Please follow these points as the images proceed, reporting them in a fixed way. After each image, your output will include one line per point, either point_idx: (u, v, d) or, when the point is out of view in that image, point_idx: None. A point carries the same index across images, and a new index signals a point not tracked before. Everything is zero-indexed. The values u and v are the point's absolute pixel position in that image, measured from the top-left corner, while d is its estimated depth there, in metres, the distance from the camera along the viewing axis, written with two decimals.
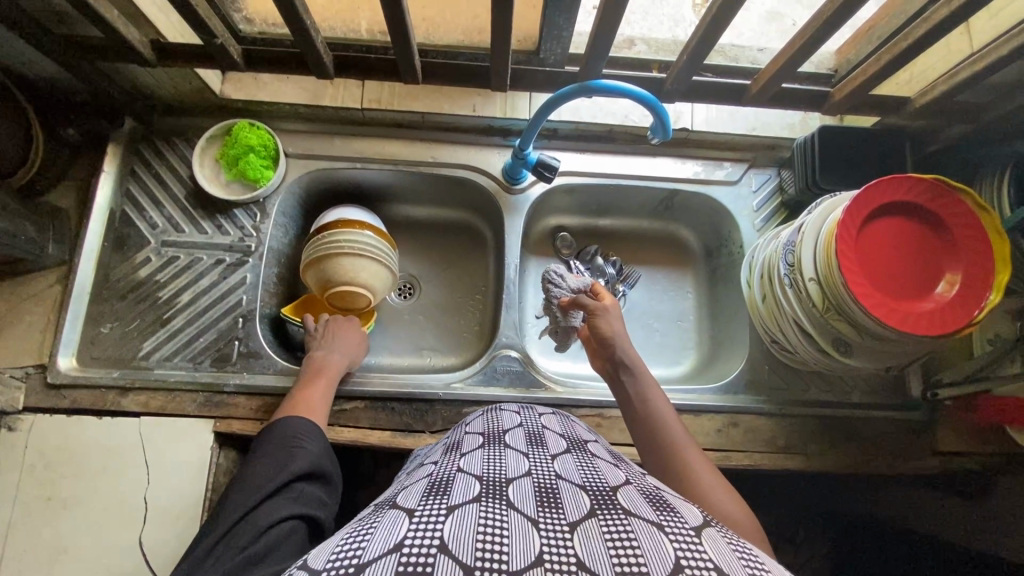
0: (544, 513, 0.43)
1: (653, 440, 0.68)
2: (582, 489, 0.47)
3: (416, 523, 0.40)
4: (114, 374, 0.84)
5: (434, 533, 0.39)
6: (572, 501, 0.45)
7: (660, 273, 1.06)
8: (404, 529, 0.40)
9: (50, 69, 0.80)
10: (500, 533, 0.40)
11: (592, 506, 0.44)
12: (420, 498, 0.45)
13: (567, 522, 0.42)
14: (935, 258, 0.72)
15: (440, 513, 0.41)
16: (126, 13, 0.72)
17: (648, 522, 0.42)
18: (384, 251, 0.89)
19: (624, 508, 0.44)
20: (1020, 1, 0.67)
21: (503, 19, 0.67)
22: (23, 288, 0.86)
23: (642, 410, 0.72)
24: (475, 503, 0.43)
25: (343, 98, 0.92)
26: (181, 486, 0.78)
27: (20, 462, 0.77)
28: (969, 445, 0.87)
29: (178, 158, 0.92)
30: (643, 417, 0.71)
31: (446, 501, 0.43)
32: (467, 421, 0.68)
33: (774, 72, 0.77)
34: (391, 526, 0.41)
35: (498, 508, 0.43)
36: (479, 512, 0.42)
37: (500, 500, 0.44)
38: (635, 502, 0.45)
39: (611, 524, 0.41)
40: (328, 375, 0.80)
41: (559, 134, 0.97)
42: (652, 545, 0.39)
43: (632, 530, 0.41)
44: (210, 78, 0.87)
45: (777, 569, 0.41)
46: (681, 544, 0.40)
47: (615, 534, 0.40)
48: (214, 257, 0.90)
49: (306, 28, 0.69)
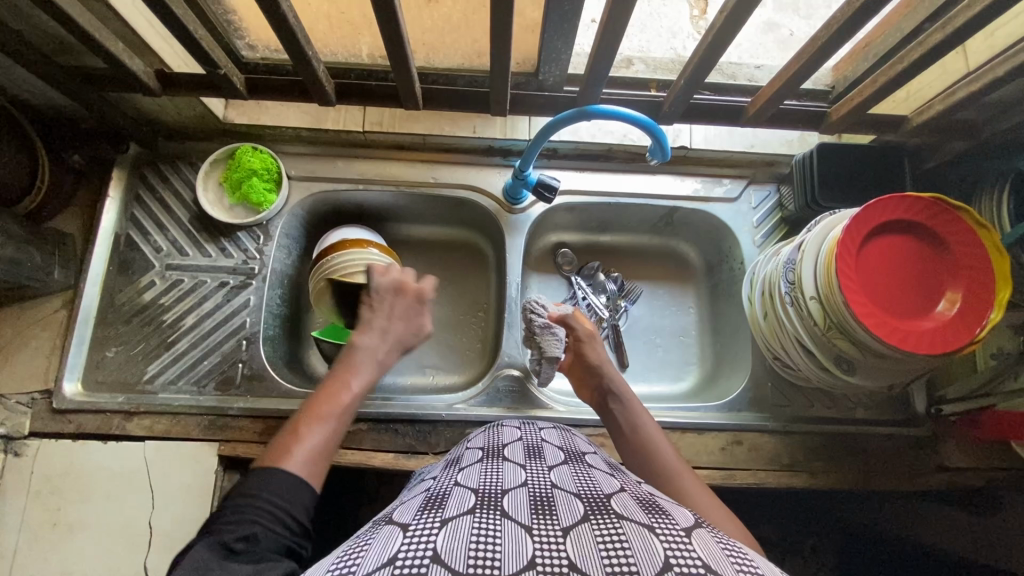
0: (538, 520, 0.43)
1: (646, 460, 0.68)
2: (577, 497, 0.47)
3: (410, 537, 0.40)
4: (119, 398, 0.84)
5: (427, 545, 0.39)
6: (566, 509, 0.45)
7: (661, 289, 1.06)
8: (399, 543, 0.40)
9: (56, 96, 0.82)
10: (493, 542, 0.40)
11: (585, 512, 0.44)
12: (416, 512, 0.45)
13: (560, 528, 0.42)
14: (925, 274, 0.72)
15: (434, 526, 0.41)
16: (132, 44, 0.73)
17: (639, 524, 0.42)
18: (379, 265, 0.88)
19: (617, 513, 0.44)
20: (1013, 22, 0.68)
21: (502, 46, 0.68)
22: (30, 313, 0.87)
23: (633, 432, 0.73)
24: (470, 515, 0.43)
25: (345, 122, 0.93)
26: (187, 510, 0.78)
27: (27, 486, 0.78)
28: (973, 461, 0.87)
29: (183, 182, 0.93)
30: (635, 441, 0.72)
31: (441, 514, 0.44)
32: (467, 437, 0.67)
33: (772, 93, 0.78)
34: (387, 541, 0.41)
35: (492, 518, 0.43)
36: (474, 522, 0.42)
37: (495, 511, 0.44)
38: (628, 507, 0.45)
39: (603, 528, 0.41)
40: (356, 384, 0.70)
41: (559, 154, 0.98)
42: (642, 546, 0.39)
43: (624, 532, 0.41)
44: (213, 105, 0.88)
45: (768, 569, 0.40)
46: (670, 545, 0.40)
47: (606, 537, 0.40)
48: (218, 280, 0.91)
49: (308, 58, 0.70)
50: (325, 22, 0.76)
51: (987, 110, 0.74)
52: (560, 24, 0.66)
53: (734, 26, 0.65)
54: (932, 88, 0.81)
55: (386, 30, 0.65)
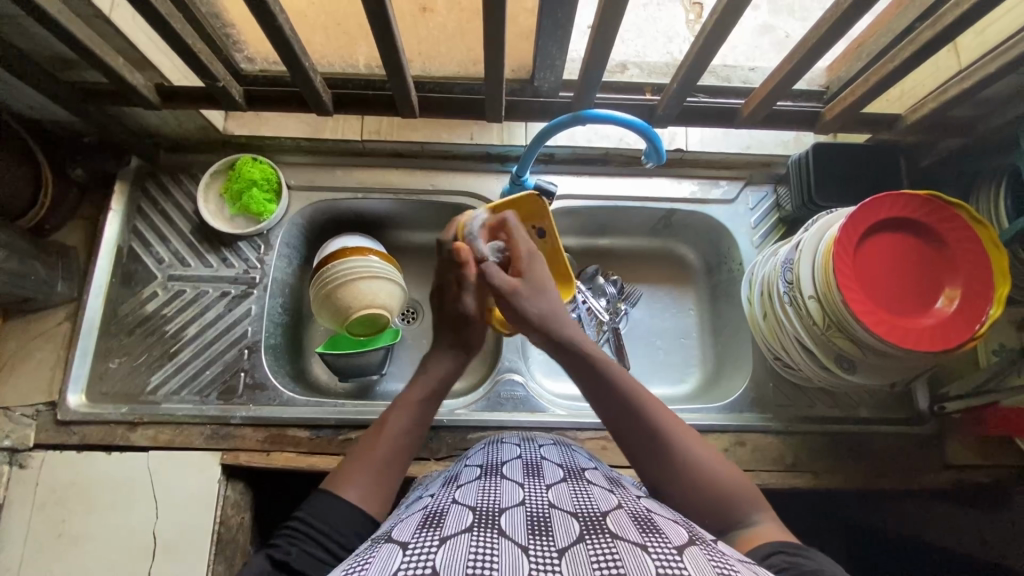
0: (534, 540, 0.43)
1: (645, 433, 0.60)
2: (573, 516, 0.47)
3: (410, 554, 0.41)
4: (122, 409, 0.84)
5: (426, 563, 0.40)
6: (562, 528, 0.45)
7: (661, 290, 1.06)
8: (399, 560, 0.40)
9: (60, 112, 0.83)
10: (490, 559, 0.40)
11: (581, 531, 0.44)
12: (414, 531, 0.45)
13: (556, 549, 0.42)
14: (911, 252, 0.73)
15: (433, 544, 0.42)
16: (131, 60, 0.75)
17: (633, 543, 0.42)
18: (351, 273, 0.86)
19: (612, 531, 0.44)
20: (1004, 19, 0.68)
21: (495, 53, 0.69)
22: (34, 325, 0.88)
23: (605, 389, 0.62)
24: (467, 533, 0.43)
25: (343, 131, 0.95)
26: (190, 517, 0.79)
27: (32, 499, 0.79)
28: (978, 457, 0.86)
29: (184, 194, 0.94)
30: (611, 398, 0.62)
31: (439, 532, 0.44)
32: (467, 455, 0.68)
33: (765, 95, 0.78)
34: (386, 558, 0.41)
35: (489, 537, 0.43)
36: (471, 541, 0.42)
37: (492, 529, 0.44)
38: (623, 525, 0.46)
39: (598, 548, 0.42)
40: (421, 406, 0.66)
41: (555, 159, 0.99)
42: (635, 563, 0.39)
43: (618, 551, 0.41)
44: (213, 116, 0.90)
45: None
46: (663, 563, 0.40)
47: (601, 557, 0.41)
48: (220, 290, 0.92)
49: (306, 69, 0.71)
50: (322, 33, 0.77)
51: (981, 105, 0.74)
52: (552, 30, 0.67)
53: (726, 27, 0.66)
54: (925, 85, 0.81)
55: (381, 41, 0.66)
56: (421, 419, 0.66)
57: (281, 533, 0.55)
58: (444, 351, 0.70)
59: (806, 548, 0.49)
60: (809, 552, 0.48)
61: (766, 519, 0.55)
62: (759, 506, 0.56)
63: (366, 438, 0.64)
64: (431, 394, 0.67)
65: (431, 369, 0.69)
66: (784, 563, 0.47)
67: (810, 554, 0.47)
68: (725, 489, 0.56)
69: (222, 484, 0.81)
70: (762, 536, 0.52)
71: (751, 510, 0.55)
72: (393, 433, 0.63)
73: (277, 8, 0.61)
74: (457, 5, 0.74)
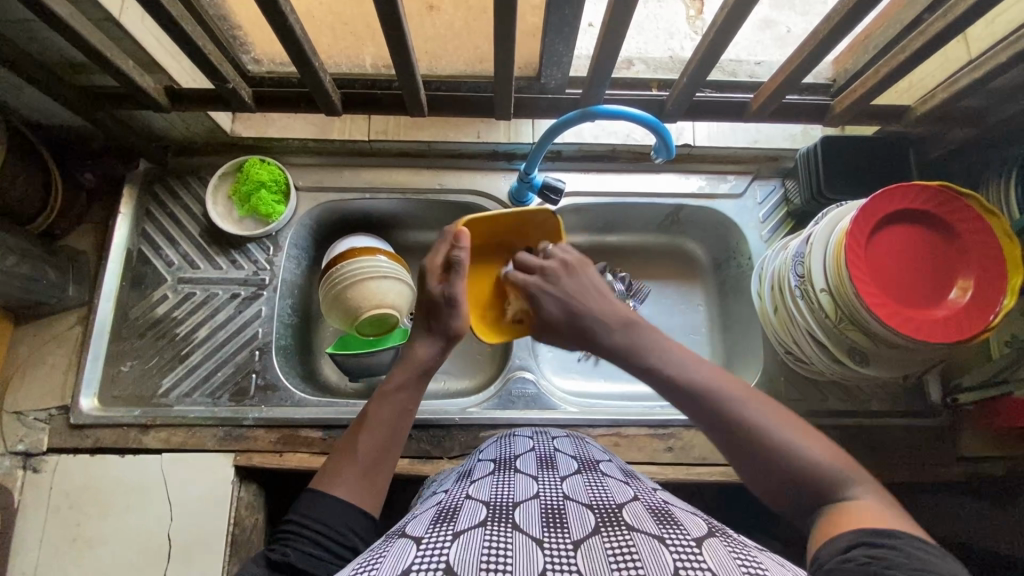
0: (550, 533, 0.43)
1: (701, 402, 0.55)
2: (589, 508, 0.47)
3: (423, 550, 0.41)
4: (135, 413, 0.85)
5: (440, 557, 0.39)
6: (577, 521, 0.45)
7: (668, 286, 1.06)
8: (413, 556, 0.40)
9: (68, 116, 0.83)
10: (505, 554, 0.40)
11: (596, 524, 0.44)
12: (428, 526, 0.45)
13: (571, 540, 0.42)
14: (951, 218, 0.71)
15: (447, 539, 0.42)
16: (141, 63, 0.75)
17: (650, 536, 0.42)
18: (367, 268, 0.86)
19: (628, 524, 0.44)
20: (1015, 8, 0.68)
21: (505, 51, 0.69)
22: (45, 330, 0.88)
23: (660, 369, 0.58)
24: (481, 527, 0.43)
25: (350, 131, 0.95)
26: (203, 521, 0.79)
27: (46, 503, 0.79)
28: (991, 450, 0.86)
29: (192, 197, 0.94)
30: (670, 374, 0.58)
31: (453, 527, 0.44)
32: (480, 448, 0.67)
33: (775, 87, 0.77)
34: (399, 554, 0.41)
35: (504, 531, 0.43)
36: (485, 535, 0.42)
37: (506, 523, 0.44)
38: (639, 518, 0.45)
39: (614, 541, 0.42)
40: (404, 401, 0.65)
41: (563, 156, 0.98)
42: (652, 557, 0.39)
43: (635, 544, 0.41)
44: (221, 118, 0.89)
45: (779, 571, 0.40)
46: (681, 556, 0.40)
47: (617, 549, 0.41)
48: (230, 292, 0.92)
49: (315, 70, 0.71)
50: (329, 33, 0.77)
51: (993, 95, 0.74)
52: (561, 27, 0.67)
53: (734, 23, 0.66)
54: (934, 77, 0.81)
55: (389, 38, 0.66)
56: (404, 409, 0.65)
57: (281, 532, 0.55)
58: (426, 336, 0.68)
59: (895, 536, 0.43)
60: (896, 540, 0.43)
61: (863, 493, 0.49)
62: (856, 481, 0.49)
63: (352, 434, 0.63)
64: (414, 379, 0.66)
65: (412, 354, 0.67)
66: (866, 557, 0.42)
67: (895, 544, 0.42)
68: (819, 464, 0.50)
69: (235, 485, 0.81)
70: (859, 515, 0.46)
71: (847, 486, 0.49)
72: (378, 429, 0.62)
73: (287, 8, 0.61)
74: (465, 3, 0.74)
